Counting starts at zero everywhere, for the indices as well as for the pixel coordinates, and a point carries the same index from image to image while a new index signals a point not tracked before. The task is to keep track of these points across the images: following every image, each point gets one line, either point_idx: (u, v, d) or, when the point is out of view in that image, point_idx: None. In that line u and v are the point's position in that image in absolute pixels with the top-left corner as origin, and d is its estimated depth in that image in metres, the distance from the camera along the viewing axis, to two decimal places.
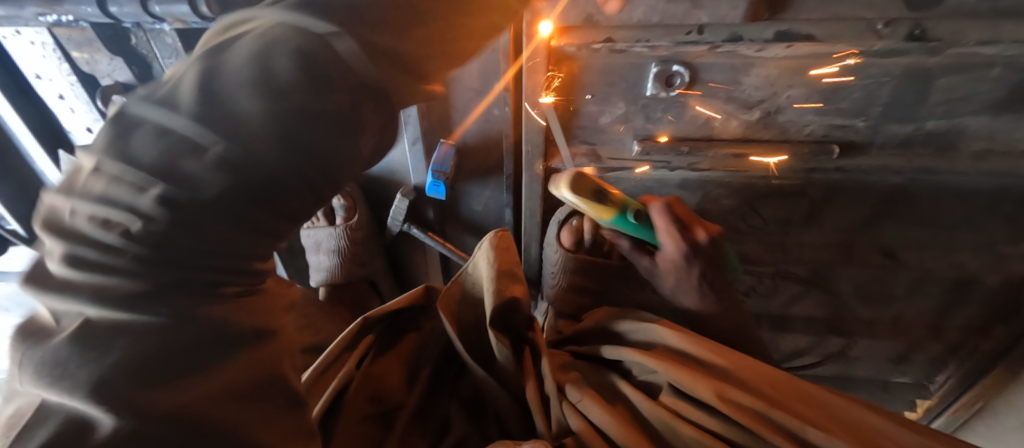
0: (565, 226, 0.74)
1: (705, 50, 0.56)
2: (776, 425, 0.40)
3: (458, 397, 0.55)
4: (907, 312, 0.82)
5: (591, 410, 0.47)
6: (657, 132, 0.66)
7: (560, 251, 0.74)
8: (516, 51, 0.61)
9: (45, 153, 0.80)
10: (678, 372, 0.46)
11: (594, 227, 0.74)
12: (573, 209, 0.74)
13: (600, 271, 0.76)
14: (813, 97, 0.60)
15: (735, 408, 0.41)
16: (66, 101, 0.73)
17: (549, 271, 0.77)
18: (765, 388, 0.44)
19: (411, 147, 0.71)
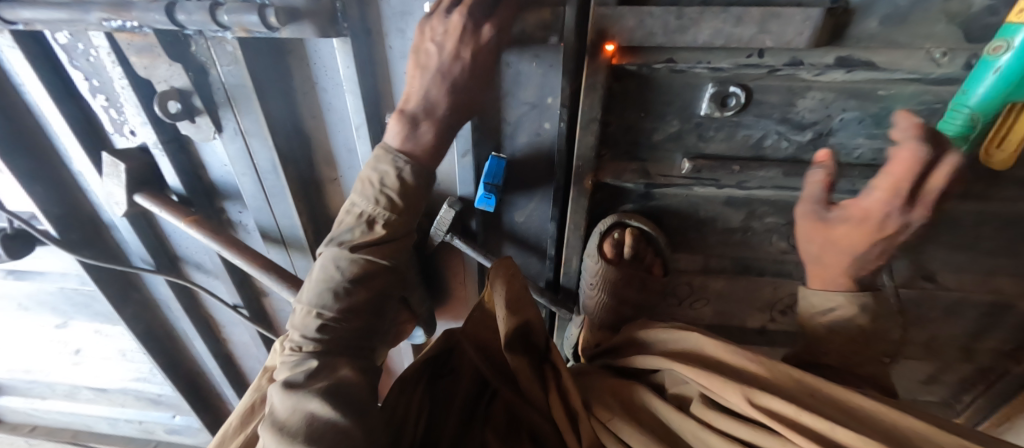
0: (607, 241, 0.73)
1: (764, 73, 0.57)
2: (807, 427, 0.40)
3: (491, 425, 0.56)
4: (941, 334, 0.82)
5: (621, 427, 0.48)
6: (708, 151, 0.67)
7: (602, 265, 0.73)
8: (578, 69, 0.60)
9: (86, 154, 0.79)
10: (703, 378, 0.47)
11: (636, 244, 0.74)
12: (615, 223, 0.74)
13: (641, 285, 0.77)
14: (866, 121, 0.61)
15: (762, 411, 0.42)
16: (112, 104, 0.72)
17: (587, 283, 0.77)
18: (794, 391, 0.44)
19: (460, 159, 0.71)
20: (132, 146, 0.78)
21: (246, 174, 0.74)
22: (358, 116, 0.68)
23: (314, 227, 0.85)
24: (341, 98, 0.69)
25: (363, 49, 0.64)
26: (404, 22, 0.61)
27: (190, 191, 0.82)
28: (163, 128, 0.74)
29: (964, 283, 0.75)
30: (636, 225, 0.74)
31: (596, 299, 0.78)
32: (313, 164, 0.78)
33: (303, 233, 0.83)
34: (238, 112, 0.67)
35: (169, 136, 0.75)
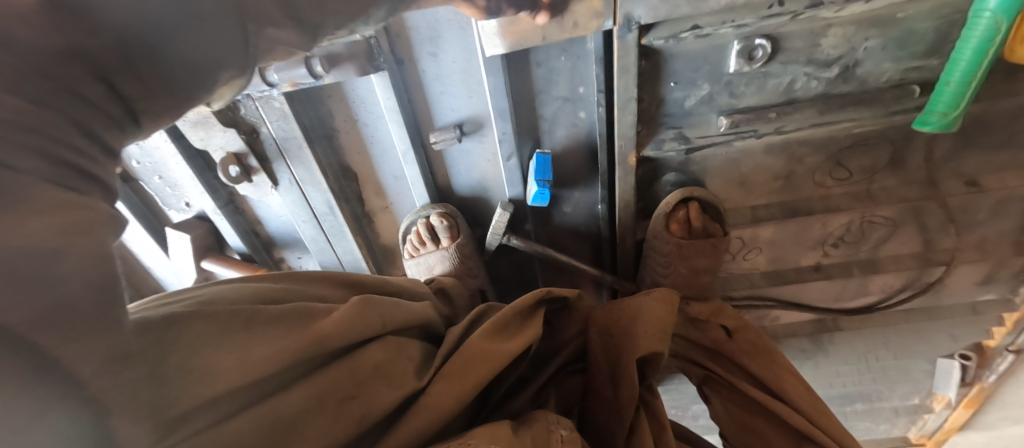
0: (672, 216, 0.78)
1: (786, 20, 0.58)
2: None
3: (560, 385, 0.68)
4: (992, 234, 0.84)
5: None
6: (742, 105, 0.69)
7: (669, 237, 0.78)
8: (607, 54, 0.62)
9: (150, 234, 0.83)
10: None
11: (699, 216, 0.77)
12: (678, 198, 0.77)
13: (712, 250, 0.78)
14: (889, 46, 0.63)
15: None
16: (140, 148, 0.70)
17: (661, 262, 0.81)
18: None
19: (506, 163, 0.73)
20: (189, 217, 0.81)
21: (306, 220, 0.78)
22: (405, 143, 0.71)
23: (373, 257, 0.88)
24: (383, 128, 0.71)
25: (399, 78, 0.66)
26: (435, 45, 0.63)
27: (251, 247, 0.85)
28: (217, 193, 0.77)
29: (1007, 179, 0.76)
30: (698, 197, 0.76)
31: (671, 272, 0.80)
32: (361, 197, 0.80)
33: (366, 265, 0.86)
34: (291, 163, 0.70)
35: (223, 199, 0.78)
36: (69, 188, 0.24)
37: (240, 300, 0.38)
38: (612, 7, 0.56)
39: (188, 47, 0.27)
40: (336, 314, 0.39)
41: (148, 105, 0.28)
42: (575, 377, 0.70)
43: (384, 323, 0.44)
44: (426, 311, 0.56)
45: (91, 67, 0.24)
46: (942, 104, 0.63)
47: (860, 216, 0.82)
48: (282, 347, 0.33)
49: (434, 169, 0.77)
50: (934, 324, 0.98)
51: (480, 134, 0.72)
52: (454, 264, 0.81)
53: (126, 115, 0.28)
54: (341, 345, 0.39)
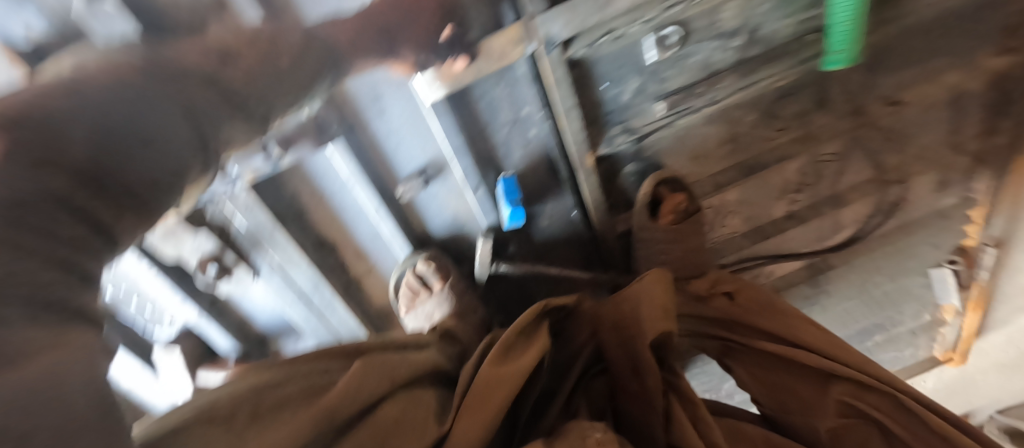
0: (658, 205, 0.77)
1: (685, 6, 0.64)
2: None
3: (589, 393, 0.67)
4: (931, 142, 0.90)
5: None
6: (672, 88, 0.74)
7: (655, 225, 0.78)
8: (539, 74, 0.67)
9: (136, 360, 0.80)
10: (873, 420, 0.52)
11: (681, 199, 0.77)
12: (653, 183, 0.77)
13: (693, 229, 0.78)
14: (781, 6, 0.69)
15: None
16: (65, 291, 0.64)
17: (654, 249, 0.80)
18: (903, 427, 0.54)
19: (475, 194, 0.76)
20: (175, 331, 0.79)
21: (293, 303, 0.79)
22: (374, 201, 0.73)
23: (370, 320, 0.87)
24: (350, 193, 0.73)
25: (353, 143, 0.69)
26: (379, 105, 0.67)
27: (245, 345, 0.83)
28: (200, 298, 0.76)
29: (924, 92, 0.83)
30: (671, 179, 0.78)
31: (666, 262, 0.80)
32: (344, 264, 0.81)
33: (364, 330, 0.85)
34: (269, 248, 0.72)
35: (206, 303, 0.77)
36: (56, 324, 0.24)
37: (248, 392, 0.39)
38: (529, 30, 0.61)
39: (145, 160, 0.29)
40: (341, 384, 0.40)
41: (128, 226, 0.29)
42: (600, 380, 0.69)
43: (393, 379, 0.44)
44: (432, 358, 0.55)
45: (66, 207, 0.25)
46: (840, 42, 0.66)
47: (809, 157, 0.87)
48: (294, 429, 0.35)
49: (409, 219, 0.79)
50: (914, 238, 1.03)
51: (443, 175, 0.75)
52: (448, 304, 0.80)
53: (108, 245, 0.29)
54: (353, 413, 0.39)
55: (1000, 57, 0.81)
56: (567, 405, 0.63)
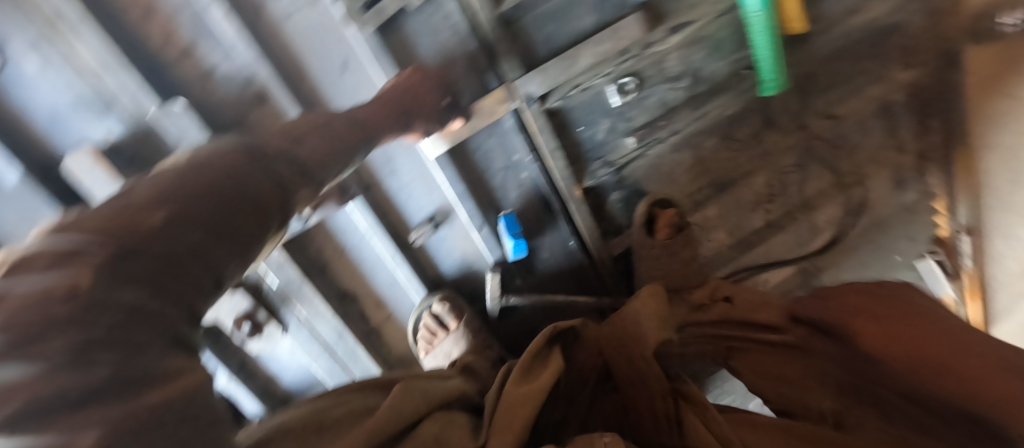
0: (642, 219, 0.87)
1: (637, 59, 0.80)
2: None
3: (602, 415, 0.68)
4: (874, 147, 1.04)
5: None
6: (638, 124, 0.87)
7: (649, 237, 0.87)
8: (524, 124, 0.80)
9: None
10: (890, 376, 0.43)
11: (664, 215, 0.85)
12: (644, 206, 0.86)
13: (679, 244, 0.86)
14: (712, 51, 0.86)
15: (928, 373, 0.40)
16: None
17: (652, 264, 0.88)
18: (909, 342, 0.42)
19: (480, 233, 0.85)
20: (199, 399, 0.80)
21: (319, 354, 0.82)
22: (390, 248, 0.81)
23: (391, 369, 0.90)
24: (369, 244, 0.81)
25: (371, 199, 0.78)
26: (391, 165, 0.78)
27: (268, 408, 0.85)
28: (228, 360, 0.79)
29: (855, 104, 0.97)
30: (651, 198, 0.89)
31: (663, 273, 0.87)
32: (364, 314, 0.86)
33: None
34: (297, 302, 0.77)
35: (234, 365, 0.80)
36: None
37: (308, 410, 0.44)
38: (512, 91, 0.74)
39: None
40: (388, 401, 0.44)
41: (230, 271, 0.36)
42: (611, 398, 0.69)
43: (429, 401, 0.47)
44: (460, 385, 0.58)
45: None
46: (769, 72, 0.83)
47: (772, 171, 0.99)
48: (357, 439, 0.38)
49: (422, 263, 0.86)
50: (890, 233, 1.11)
51: (450, 220, 0.84)
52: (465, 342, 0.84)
53: None
54: (400, 429, 0.42)
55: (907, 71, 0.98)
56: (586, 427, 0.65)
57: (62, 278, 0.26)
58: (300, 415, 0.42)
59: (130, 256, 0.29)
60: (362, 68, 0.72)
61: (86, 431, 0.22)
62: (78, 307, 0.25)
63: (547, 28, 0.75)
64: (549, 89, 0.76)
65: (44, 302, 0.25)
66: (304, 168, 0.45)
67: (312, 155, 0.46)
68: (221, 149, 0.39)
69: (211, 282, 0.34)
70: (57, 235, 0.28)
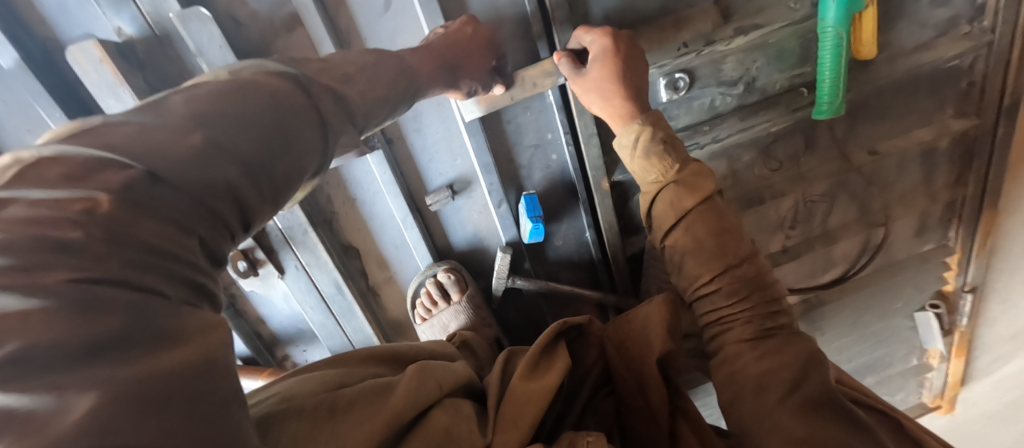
0: None
1: (694, 57, 0.75)
2: None
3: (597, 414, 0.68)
4: (906, 189, 1.00)
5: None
6: (679, 124, 0.83)
7: None
8: (565, 103, 0.75)
9: None
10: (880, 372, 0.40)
11: None
12: None
13: None
14: (772, 62, 0.81)
15: None
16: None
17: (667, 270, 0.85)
18: None
19: (498, 209, 0.81)
20: None
21: (314, 305, 0.79)
22: (403, 210, 0.77)
23: (383, 330, 0.89)
24: (381, 201, 0.77)
25: (391, 155, 0.74)
26: (418, 122, 0.73)
27: (254, 349, 0.83)
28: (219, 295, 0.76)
29: (898, 144, 0.94)
30: None
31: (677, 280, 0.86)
32: (365, 272, 0.83)
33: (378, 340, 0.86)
34: (298, 249, 0.74)
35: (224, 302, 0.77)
36: (171, 259, 0.28)
37: (325, 386, 0.43)
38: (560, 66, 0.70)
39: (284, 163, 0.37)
40: (402, 386, 0.43)
41: (260, 214, 0.37)
42: (607, 400, 0.69)
43: (440, 386, 0.47)
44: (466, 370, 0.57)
45: (231, 198, 0.33)
46: (826, 95, 0.79)
47: (801, 198, 0.96)
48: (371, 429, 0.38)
49: (432, 229, 0.83)
50: (898, 279, 1.10)
51: (469, 191, 0.80)
52: (464, 317, 0.82)
53: (239, 227, 0.36)
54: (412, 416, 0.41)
55: (959, 120, 0.94)
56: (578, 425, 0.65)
57: (77, 195, 0.26)
58: (316, 391, 0.42)
59: (154, 185, 0.29)
60: (409, 8, 0.65)
61: (86, 391, 0.20)
62: (94, 238, 0.25)
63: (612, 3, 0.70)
64: None
65: (61, 222, 0.24)
66: (350, 111, 0.46)
67: (359, 104, 0.46)
68: (266, 74, 0.40)
69: (236, 222, 0.35)
70: (70, 145, 0.28)
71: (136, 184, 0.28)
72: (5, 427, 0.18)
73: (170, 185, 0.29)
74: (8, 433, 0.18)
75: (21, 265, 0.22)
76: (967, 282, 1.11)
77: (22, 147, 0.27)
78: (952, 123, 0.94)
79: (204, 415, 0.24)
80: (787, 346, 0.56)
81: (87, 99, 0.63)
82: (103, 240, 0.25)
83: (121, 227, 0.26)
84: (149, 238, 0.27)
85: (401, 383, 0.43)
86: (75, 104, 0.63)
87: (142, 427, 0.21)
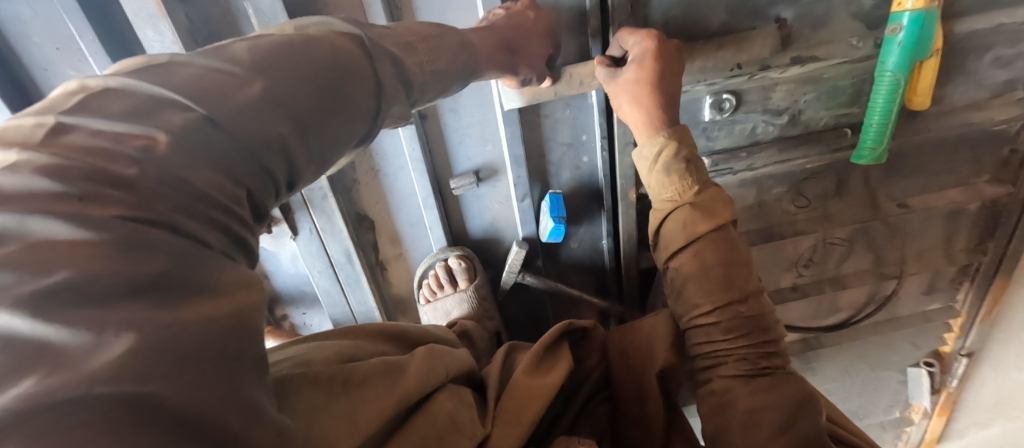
0: None
1: (746, 80, 0.73)
2: None
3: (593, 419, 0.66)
4: (926, 246, 0.99)
5: None
6: (717, 147, 0.81)
7: None
8: (606, 107, 0.72)
9: None
10: None
11: None
12: None
13: None
14: (822, 97, 0.78)
15: None
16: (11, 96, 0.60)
17: None
18: None
19: (520, 203, 0.79)
20: None
21: (322, 271, 0.78)
22: (425, 189, 0.75)
23: (385, 306, 0.88)
24: (404, 177, 0.76)
25: (422, 131, 0.72)
26: (455, 102, 0.71)
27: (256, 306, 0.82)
28: None
29: (927, 200, 0.93)
30: None
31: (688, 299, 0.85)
32: (377, 246, 0.82)
33: (379, 315, 0.85)
34: (314, 212, 0.72)
35: None
36: (216, 208, 0.27)
37: (340, 358, 0.42)
38: None
39: (338, 122, 0.35)
40: (413, 370, 0.41)
41: (305, 175, 0.36)
42: (604, 405, 0.68)
43: (446, 371, 0.45)
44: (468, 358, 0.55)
45: (283, 155, 0.32)
46: (871, 140, 0.77)
47: (821, 239, 0.95)
48: (381, 411, 0.36)
49: (450, 213, 0.82)
50: (898, 332, 1.10)
51: (494, 179, 0.79)
52: (469, 305, 0.82)
53: (285, 186, 0.34)
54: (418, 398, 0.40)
55: (994, 185, 0.92)
56: (571, 428, 0.63)
57: (137, 130, 0.25)
58: (332, 363, 0.40)
59: (213, 130, 0.28)
60: None
61: (123, 331, 0.19)
62: (144, 174, 0.24)
63: (673, 11, 0.67)
64: None
65: (121, 156, 0.24)
66: (407, 81, 0.44)
67: (414, 71, 0.44)
68: (332, 33, 0.38)
69: (281, 180, 0.33)
70: (136, 78, 0.28)
71: (193, 126, 0.27)
72: (36, 360, 0.17)
73: (220, 128, 0.28)
74: (37, 367, 0.16)
75: (78, 195, 0.21)
76: (965, 345, 1.11)
77: (89, 75, 0.27)
78: (985, 188, 0.92)
79: (229, 387, 0.22)
80: (777, 387, 0.55)
81: (128, 31, 0.61)
82: (156, 180, 0.24)
83: (170, 167, 0.25)
84: (200, 185, 0.26)
85: (410, 365, 0.42)
86: (112, 35, 0.61)
87: (173, 383, 0.19)
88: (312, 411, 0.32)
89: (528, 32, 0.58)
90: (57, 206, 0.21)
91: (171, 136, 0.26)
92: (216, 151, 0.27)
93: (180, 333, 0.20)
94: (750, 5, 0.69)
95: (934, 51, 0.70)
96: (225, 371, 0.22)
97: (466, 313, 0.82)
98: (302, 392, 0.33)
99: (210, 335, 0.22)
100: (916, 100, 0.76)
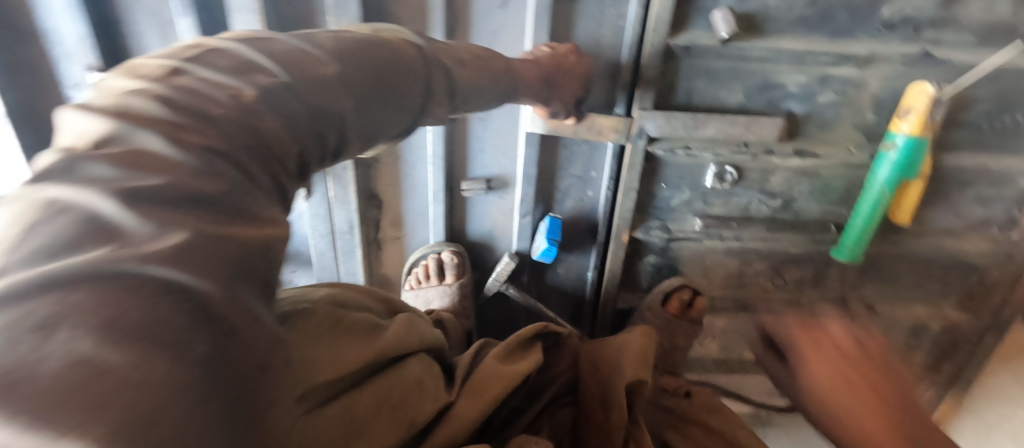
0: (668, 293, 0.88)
1: (749, 158, 0.80)
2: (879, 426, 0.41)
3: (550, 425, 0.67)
4: None
5: None
6: (712, 212, 0.87)
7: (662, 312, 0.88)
8: (620, 151, 0.78)
9: None
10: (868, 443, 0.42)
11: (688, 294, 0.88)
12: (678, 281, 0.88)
13: (683, 330, 0.88)
14: (815, 191, 0.85)
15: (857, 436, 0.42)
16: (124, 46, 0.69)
17: None
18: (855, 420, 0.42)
19: (521, 218, 0.84)
20: None
21: (322, 236, 0.82)
22: (437, 184, 0.80)
23: (371, 283, 0.91)
24: (421, 169, 0.81)
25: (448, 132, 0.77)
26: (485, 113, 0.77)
27: None
28: None
29: (895, 310, 0.98)
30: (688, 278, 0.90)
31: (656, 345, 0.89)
32: (378, 225, 0.86)
33: None
34: (331, 180, 0.77)
35: None
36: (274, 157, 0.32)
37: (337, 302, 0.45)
38: (630, 120, 0.74)
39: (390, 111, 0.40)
40: (393, 327, 0.45)
41: (350, 148, 0.40)
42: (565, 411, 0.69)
43: (421, 339, 0.49)
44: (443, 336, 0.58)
45: (337, 128, 0.37)
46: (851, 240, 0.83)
47: None
48: (359, 356, 0.40)
49: (454, 212, 0.86)
50: None
51: (502, 191, 0.84)
52: (450, 300, 0.86)
53: (331, 154, 0.39)
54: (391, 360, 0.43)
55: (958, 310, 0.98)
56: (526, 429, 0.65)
57: (231, 82, 0.30)
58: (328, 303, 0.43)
59: (290, 94, 0.33)
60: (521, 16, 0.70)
61: (179, 229, 0.23)
62: (229, 114, 0.29)
63: (698, 83, 0.74)
64: (662, 135, 0.75)
65: (213, 98, 0.29)
66: (452, 87, 0.49)
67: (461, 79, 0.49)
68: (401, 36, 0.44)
69: (331, 147, 0.38)
70: (239, 43, 0.34)
71: (274, 88, 0.32)
72: (101, 234, 0.20)
73: (295, 94, 0.33)
74: (106, 240, 0.20)
75: (177, 122, 0.27)
76: None
77: (207, 37, 0.34)
78: (950, 311, 0.98)
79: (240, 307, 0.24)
80: None
81: None
82: (236, 123, 0.29)
83: (249, 115, 0.30)
84: (267, 135, 0.31)
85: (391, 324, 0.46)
86: None
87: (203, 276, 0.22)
88: (309, 335, 0.37)
89: (565, 70, 0.65)
90: (158, 126, 0.26)
91: (256, 91, 0.31)
92: (287, 111, 0.32)
93: (219, 240, 0.24)
94: (767, 94, 0.75)
95: (922, 175, 0.77)
96: (241, 284, 0.25)
97: (445, 308, 0.86)
98: (306, 320, 0.38)
99: (238, 251, 0.25)
100: (899, 214, 0.82)
